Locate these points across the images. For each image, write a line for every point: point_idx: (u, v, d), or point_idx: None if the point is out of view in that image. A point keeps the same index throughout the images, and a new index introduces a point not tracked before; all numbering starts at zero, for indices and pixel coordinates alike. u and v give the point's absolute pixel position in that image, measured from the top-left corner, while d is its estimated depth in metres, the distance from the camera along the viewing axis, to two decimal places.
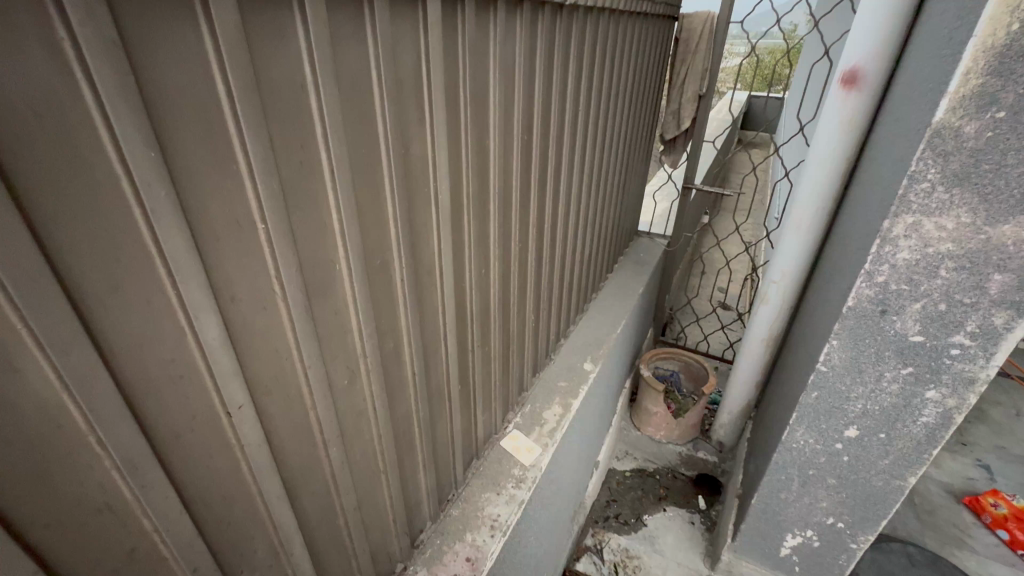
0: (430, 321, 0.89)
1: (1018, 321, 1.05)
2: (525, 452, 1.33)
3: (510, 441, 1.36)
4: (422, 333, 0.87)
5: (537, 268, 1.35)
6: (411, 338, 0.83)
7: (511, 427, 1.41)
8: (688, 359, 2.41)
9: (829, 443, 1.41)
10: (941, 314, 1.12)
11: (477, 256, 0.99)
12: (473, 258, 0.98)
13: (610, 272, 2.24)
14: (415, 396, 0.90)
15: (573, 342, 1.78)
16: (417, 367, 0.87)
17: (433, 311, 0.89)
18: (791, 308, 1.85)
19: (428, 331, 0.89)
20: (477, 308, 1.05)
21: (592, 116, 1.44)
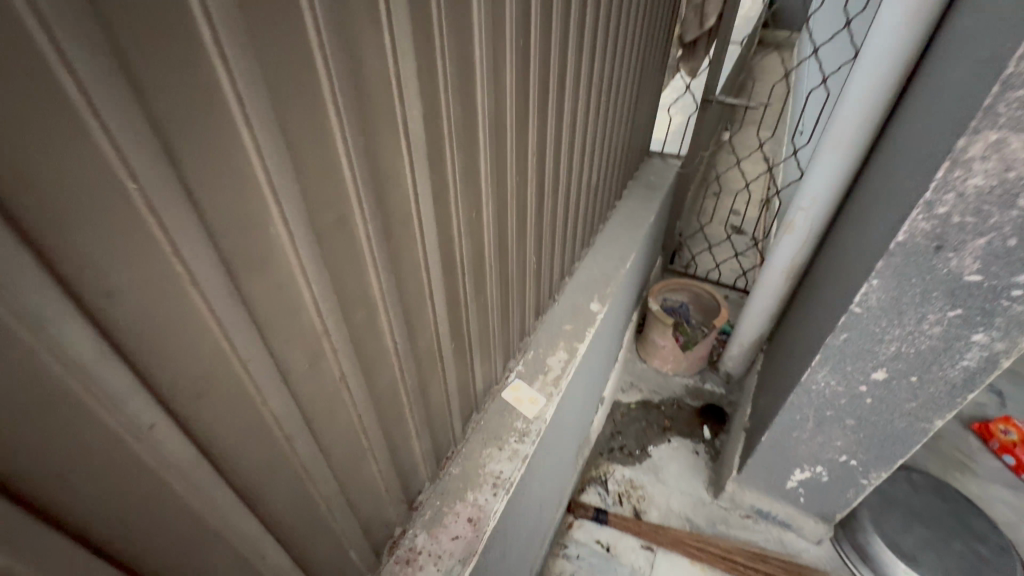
0: (412, 281, 0.75)
1: None
2: (529, 403, 1.25)
3: (511, 392, 1.27)
4: (403, 296, 0.74)
5: (538, 204, 1.18)
6: (388, 304, 0.70)
7: (512, 376, 1.32)
8: (698, 290, 2.28)
9: (853, 385, 1.32)
10: (1008, 251, 0.96)
11: (466, 199, 0.83)
12: (462, 203, 0.81)
13: (618, 199, 2.05)
14: (399, 364, 0.78)
15: (579, 280, 1.64)
16: (398, 334, 0.75)
17: (416, 268, 0.75)
18: (819, 238, 1.69)
19: (412, 292, 0.76)
20: (469, 258, 0.90)
21: (603, 13, 1.18)
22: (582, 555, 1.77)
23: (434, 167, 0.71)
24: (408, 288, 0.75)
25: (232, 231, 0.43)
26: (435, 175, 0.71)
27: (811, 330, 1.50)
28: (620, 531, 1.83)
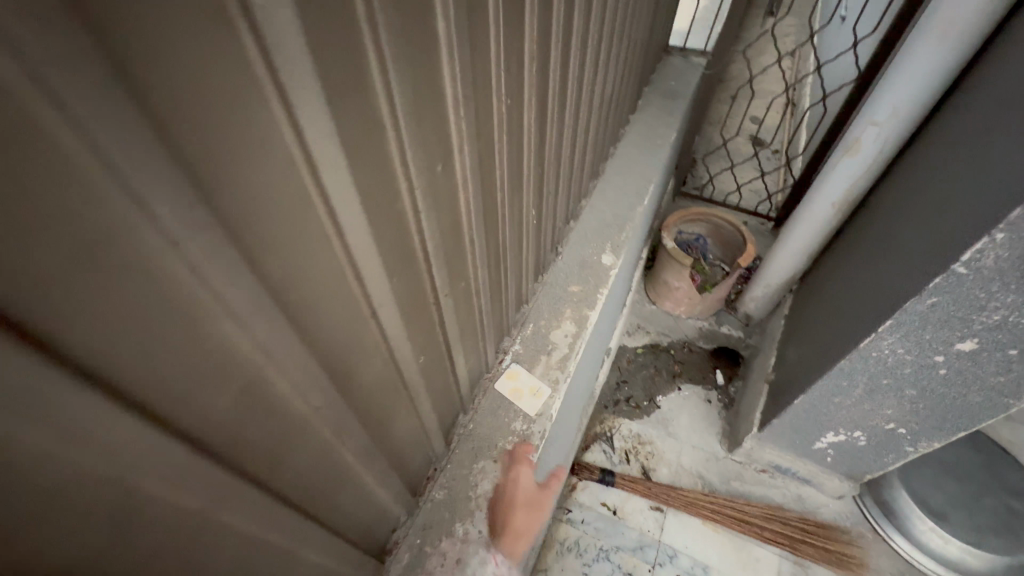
0: (335, 304, 0.44)
1: None
2: (529, 395, 0.98)
3: (507, 382, 1.00)
4: (319, 335, 0.44)
5: (537, 135, 0.82)
6: (288, 360, 0.40)
7: (507, 359, 1.04)
8: (719, 221, 1.96)
9: (926, 354, 1.08)
10: None
11: (425, 152, 0.49)
12: (415, 160, 0.48)
13: (632, 112, 1.64)
14: (334, 422, 0.50)
15: (587, 224, 1.31)
16: (321, 390, 0.46)
17: (341, 284, 0.44)
18: (887, 163, 1.34)
19: (338, 322, 0.45)
20: (435, 240, 0.58)
21: None
22: (587, 520, 1.64)
23: (350, 108, 0.36)
24: (327, 319, 0.44)
25: None
26: (353, 122, 0.38)
27: (869, 282, 1.22)
28: (627, 492, 1.69)
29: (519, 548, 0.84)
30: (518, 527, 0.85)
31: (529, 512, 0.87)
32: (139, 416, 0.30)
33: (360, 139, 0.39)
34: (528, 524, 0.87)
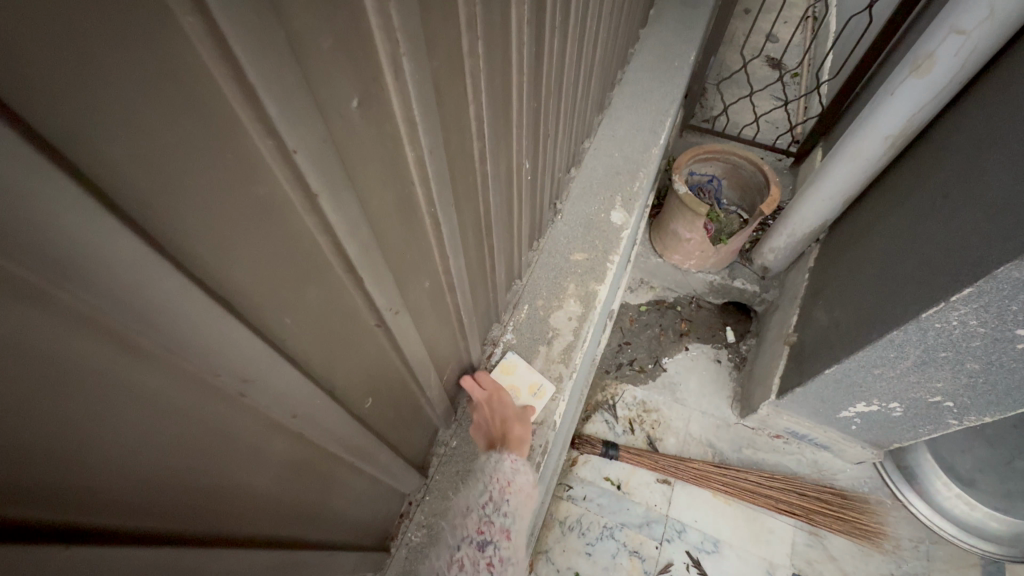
0: (63, 391, 0.22)
1: None
2: (528, 396, 0.80)
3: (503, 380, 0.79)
4: (24, 449, 0.22)
5: (530, 52, 0.55)
6: None
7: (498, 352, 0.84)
8: (738, 160, 1.70)
9: (1003, 328, 0.89)
10: None
11: (298, 71, 0.25)
12: (269, 88, 0.24)
13: (643, 25, 1.33)
14: (150, 554, 0.30)
15: (591, 174, 1.06)
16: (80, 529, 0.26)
17: (77, 353, 0.22)
18: (960, 86, 1.08)
19: (86, 416, 0.24)
20: (357, 233, 0.35)
21: None
22: (589, 496, 1.52)
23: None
24: (40, 421, 0.22)
25: None
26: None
27: (934, 237, 1.01)
28: (632, 466, 1.56)
29: (525, 446, 0.71)
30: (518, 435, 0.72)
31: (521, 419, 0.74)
32: None
33: (31, 25, 0.15)
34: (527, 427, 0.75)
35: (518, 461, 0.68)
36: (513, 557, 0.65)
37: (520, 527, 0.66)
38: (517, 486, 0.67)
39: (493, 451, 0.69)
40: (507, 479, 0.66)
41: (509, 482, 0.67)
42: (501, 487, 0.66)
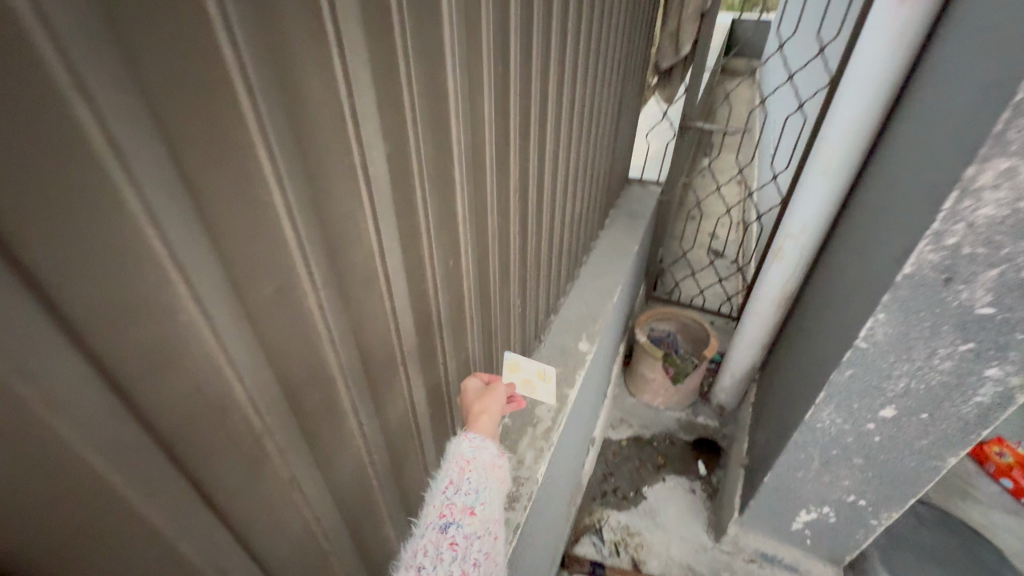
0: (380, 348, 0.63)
1: None
2: (538, 379, 1.13)
3: (515, 376, 1.09)
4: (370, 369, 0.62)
5: (520, 243, 1.08)
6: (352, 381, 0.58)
7: (503, 354, 1.12)
8: (685, 319, 2.21)
9: (859, 423, 1.25)
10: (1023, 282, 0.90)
11: (441, 244, 0.72)
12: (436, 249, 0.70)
13: (601, 227, 1.97)
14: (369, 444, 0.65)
15: (565, 319, 1.54)
16: (363, 415, 0.62)
17: (385, 333, 0.63)
18: (808, 266, 1.64)
19: (379, 361, 0.64)
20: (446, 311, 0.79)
21: (581, 37, 1.13)
22: None
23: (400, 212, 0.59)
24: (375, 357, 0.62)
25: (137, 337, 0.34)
26: None
27: (807, 362, 1.43)
28: None
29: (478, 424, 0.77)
30: (476, 410, 0.80)
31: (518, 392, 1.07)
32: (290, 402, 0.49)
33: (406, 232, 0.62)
34: (489, 407, 0.81)
35: (473, 437, 0.72)
36: (483, 533, 0.65)
37: (488, 500, 0.67)
38: (477, 462, 0.70)
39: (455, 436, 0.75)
40: (465, 460, 0.70)
41: (470, 461, 0.70)
42: (460, 467, 0.69)
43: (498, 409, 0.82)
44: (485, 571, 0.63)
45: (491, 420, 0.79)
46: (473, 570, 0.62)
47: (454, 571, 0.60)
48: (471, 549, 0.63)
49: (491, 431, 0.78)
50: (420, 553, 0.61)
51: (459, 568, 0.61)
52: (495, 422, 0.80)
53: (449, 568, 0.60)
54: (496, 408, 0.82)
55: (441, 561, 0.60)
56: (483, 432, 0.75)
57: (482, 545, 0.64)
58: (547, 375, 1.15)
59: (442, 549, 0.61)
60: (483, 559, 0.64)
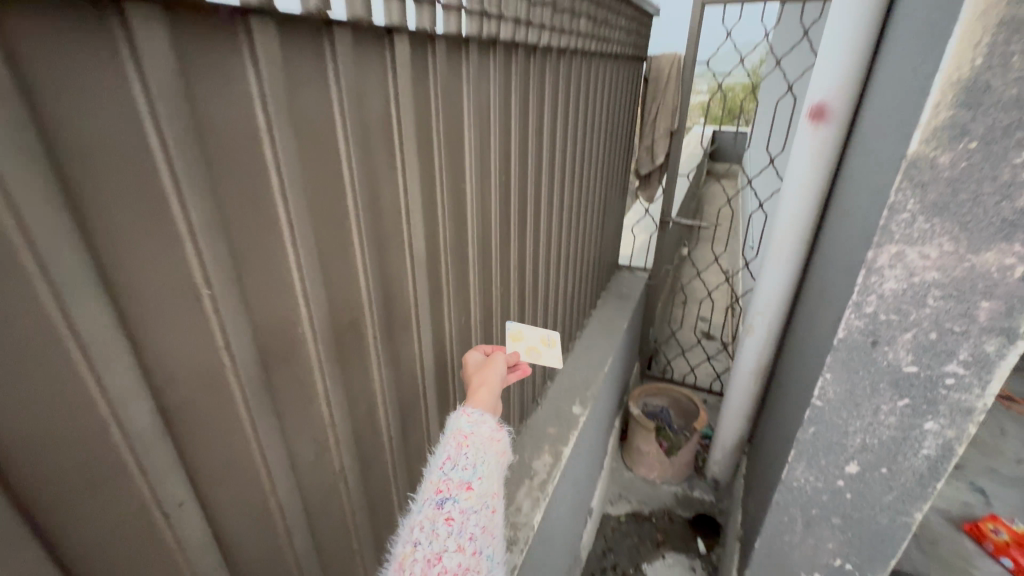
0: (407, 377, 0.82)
1: (1010, 346, 1.03)
2: (542, 345, 1.08)
3: (518, 345, 1.05)
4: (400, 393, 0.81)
5: (519, 311, 1.30)
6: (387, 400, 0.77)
7: (505, 325, 1.08)
8: (677, 394, 2.36)
9: (831, 481, 1.36)
10: (932, 343, 1.10)
11: (456, 302, 0.94)
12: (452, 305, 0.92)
13: (594, 307, 2.20)
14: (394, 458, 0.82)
15: (561, 385, 1.71)
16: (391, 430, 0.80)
17: (412, 366, 0.83)
18: (777, 340, 1.82)
19: (406, 388, 0.82)
20: (458, 358, 0.99)
21: (567, 152, 1.44)
22: None
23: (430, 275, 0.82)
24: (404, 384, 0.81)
25: (279, 337, 0.54)
26: None
27: (782, 425, 1.57)
28: None
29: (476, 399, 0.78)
30: (475, 385, 0.83)
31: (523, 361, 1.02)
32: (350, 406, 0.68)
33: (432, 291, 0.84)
34: (487, 383, 0.82)
35: (470, 414, 0.73)
36: (480, 508, 0.65)
37: (486, 476, 0.68)
38: (474, 438, 0.70)
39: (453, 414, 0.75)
40: (463, 436, 0.70)
41: (468, 437, 0.70)
42: (457, 444, 0.69)
43: (497, 382, 0.83)
44: (483, 544, 0.63)
45: (489, 395, 0.80)
46: (470, 544, 0.62)
47: (450, 544, 0.60)
48: (467, 523, 0.63)
49: (490, 405, 0.79)
50: (417, 527, 0.61)
51: (455, 541, 0.61)
52: (494, 394, 0.81)
53: (445, 541, 0.60)
54: (494, 381, 0.83)
55: (438, 535, 0.61)
56: (480, 406, 0.76)
57: (478, 519, 0.64)
58: (551, 339, 1.10)
59: (438, 523, 0.61)
60: (480, 533, 0.63)
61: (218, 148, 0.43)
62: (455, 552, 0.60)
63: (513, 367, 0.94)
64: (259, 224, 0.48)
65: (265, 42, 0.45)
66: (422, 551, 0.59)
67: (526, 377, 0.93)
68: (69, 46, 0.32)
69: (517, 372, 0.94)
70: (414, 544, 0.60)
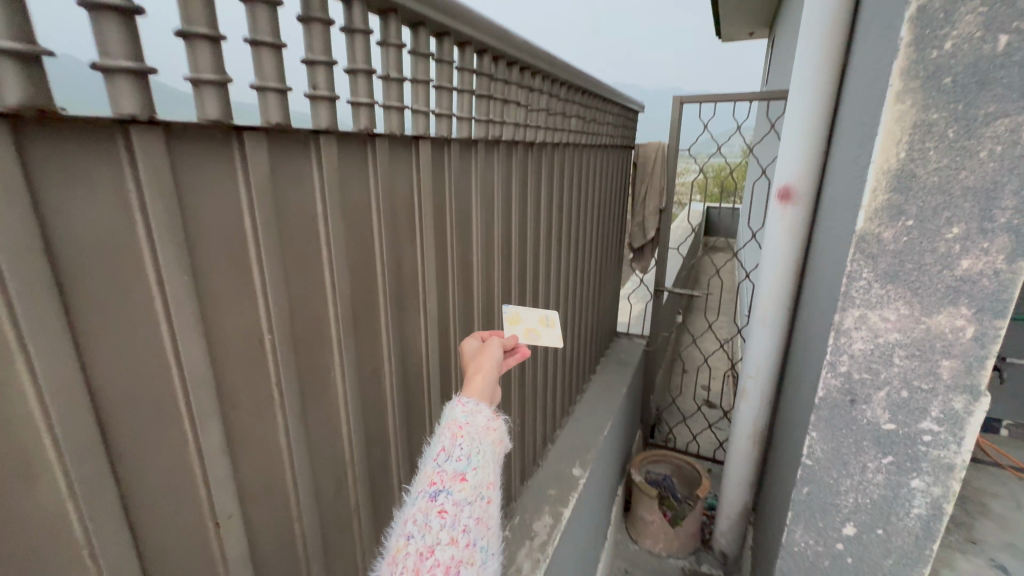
0: (417, 425, 0.91)
1: (976, 403, 1.01)
2: (542, 327, 1.02)
3: (516, 328, 1.00)
4: (410, 440, 0.89)
5: (519, 371, 1.40)
6: (400, 444, 0.86)
7: (501, 309, 1.03)
8: (679, 461, 2.36)
9: (830, 544, 1.27)
10: (905, 401, 1.07)
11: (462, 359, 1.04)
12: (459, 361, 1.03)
13: (593, 372, 2.28)
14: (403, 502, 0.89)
15: (561, 448, 1.76)
16: (402, 475, 0.87)
17: (421, 414, 0.92)
18: (768, 408, 1.81)
19: (416, 435, 0.91)
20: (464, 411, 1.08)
21: (563, 228, 1.61)
22: None
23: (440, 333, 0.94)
24: (414, 432, 0.90)
25: (316, 378, 0.65)
26: None
27: (780, 488, 1.59)
28: None
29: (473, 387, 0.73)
30: (471, 371, 0.77)
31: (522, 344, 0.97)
32: (367, 446, 0.77)
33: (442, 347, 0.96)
34: (483, 371, 0.76)
35: (466, 403, 0.68)
36: (475, 500, 0.61)
37: (483, 467, 0.63)
38: (470, 428, 0.65)
39: (449, 403, 0.71)
40: (458, 426, 0.65)
41: (463, 427, 0.65)
42: (451, 434, 0.64)
43: (494, 367, 0.78)
44: (478, 537, 0.60)
45: (485, 382, 0.74)
46: (463, 536, 0.58)
47: (443, 537, 0.57)
48: (461, 515, 0.59)
49: (486, 392, 0.73)
50: (410, 520, 0.59)
51: (448, 534, 0.58)
52: (491, 380, 0.76)
53: (438, 534, 0.57)
54: (490, 365, 0.77)
55: (430, 528, 0.58)
56: (476, 396, 0.71)
57: (473, 512, 0.60)
58: (550, 320, 1.05)
59: (431, 517, 0.58)
60: (474, 525, 0.60)
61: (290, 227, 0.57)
62: (448, 545, 0.57)
63: (511, 349, 0.89)
64: (310, 284, 0.61)
65: (328, 150, 0.60)
66: (414, 544, 0.57)
67: (525, 358, 0.88)
68: (205, 160, 0.47)
69: (516, 354, 0.89)
70: (407, 537, 0.58)
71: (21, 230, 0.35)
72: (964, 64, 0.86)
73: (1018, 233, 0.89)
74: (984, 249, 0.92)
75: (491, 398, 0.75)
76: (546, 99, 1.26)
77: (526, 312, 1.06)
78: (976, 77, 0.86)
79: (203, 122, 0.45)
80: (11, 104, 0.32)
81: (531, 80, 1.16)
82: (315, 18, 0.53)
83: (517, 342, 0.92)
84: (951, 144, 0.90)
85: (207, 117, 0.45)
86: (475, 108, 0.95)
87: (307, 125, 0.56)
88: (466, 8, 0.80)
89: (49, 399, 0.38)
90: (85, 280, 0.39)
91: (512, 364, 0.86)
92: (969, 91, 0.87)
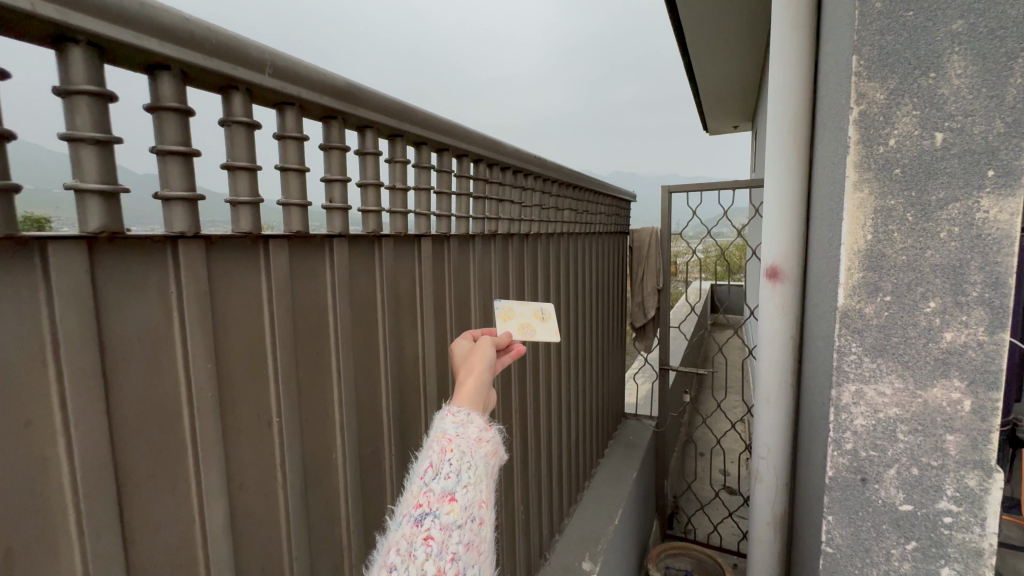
0: None
1: (992, 480, 0.77)
2: (536, 321, 1.01)
3: (510, 324, 0.99)
4: None
5: (521, 453, 1.40)
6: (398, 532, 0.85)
7: (494, 305, 1.02)
8: (700, 554, 2.19)
9: None
10: (917, 478, 0.82)
11: None
12: None
13: (602, 456, 2.23)
14: None
15: (570, 539, 1.67)
16: None
17: None
18: (786, 496, 1.61)
19: None
20: None
21: (563, 311, 1.68)
22: None
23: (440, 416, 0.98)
24: None
25: (320, 460, 0.68)
26: None
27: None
28: None
29: (464, 396, 0.72)
30: (462, 376, 0.76)
31: (518, 341, 0.97)
32: (364, 534, 0.77)
33: None
34: (475, 374, 0.76)
35: (456, 414, 0.68)
36: (462, 523, 0.61)
37: (474, 485, 0.63)
38: (459, 443, 0.65)
39: (439, 415, 0.71)
40: (447, 440, 0.65)
41: (452, 441, 0.65)
42: (441, 448, 0.65)
43: (487, 368, 0.78)
44: (466, 563, 0.60)
45: (477, 388, 0.74)
46: (451, 565, 0.58)
47: (428, 568, 0.57)
48: (449, 542, 0.59)
49: (478, 399, 0.73)
50: (394, 549, 0.59)
51: (434, 564, 0.57)
52: (482, 385, 0.75)
53: (423, 564, 0.57)
54: (482, 369, 0.76)
55: (415, 557, 0.57)
56: (467, 404, 0.71)
57: (462, 536, 0.61)
58: (546, 313, 1.05)
59: (416, 545, 0.58)
60: (463, 551, 0.60)
61: (304, 320, 0.64)
62: None
63: (506, 346, 0.89)
64: (319, 369, 0.67)
65: (340, 250, 0.69)
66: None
67: (519, 355, 0.87)
68: (235, 264, 0.55)
69: (511, 350, 0.90)
70: (389, 568, 0.57)
71: (82, 326, 0.42)
72: (910, 157, 0.77)
73: (995, 306, 0.74)
74: (963, 321, 0.76)
75: (483, 404, 0.75)
76: (538, 196, 1.40)
77: (520, 306, 1.05)
78: (923, 167, 0.76)
79: (235, 233, 0.54)
80: (91, 228, 0.41)
81: (523, 181, 1.30)
82: (334, 146, 0.65)
83: (512, 340, 0.92)
84: (912, 228, 0.78)
85: (240, 229, 0.54)
86: (473, 207, 1.07)
87: (322, 231, 0.66)
88: (462, 128, 0.93)
89: (81, 473, 0.42)
90: (126, 366, 0.46)
91: (506, 362, 0.87)
92: (919, 181, 0.77)
